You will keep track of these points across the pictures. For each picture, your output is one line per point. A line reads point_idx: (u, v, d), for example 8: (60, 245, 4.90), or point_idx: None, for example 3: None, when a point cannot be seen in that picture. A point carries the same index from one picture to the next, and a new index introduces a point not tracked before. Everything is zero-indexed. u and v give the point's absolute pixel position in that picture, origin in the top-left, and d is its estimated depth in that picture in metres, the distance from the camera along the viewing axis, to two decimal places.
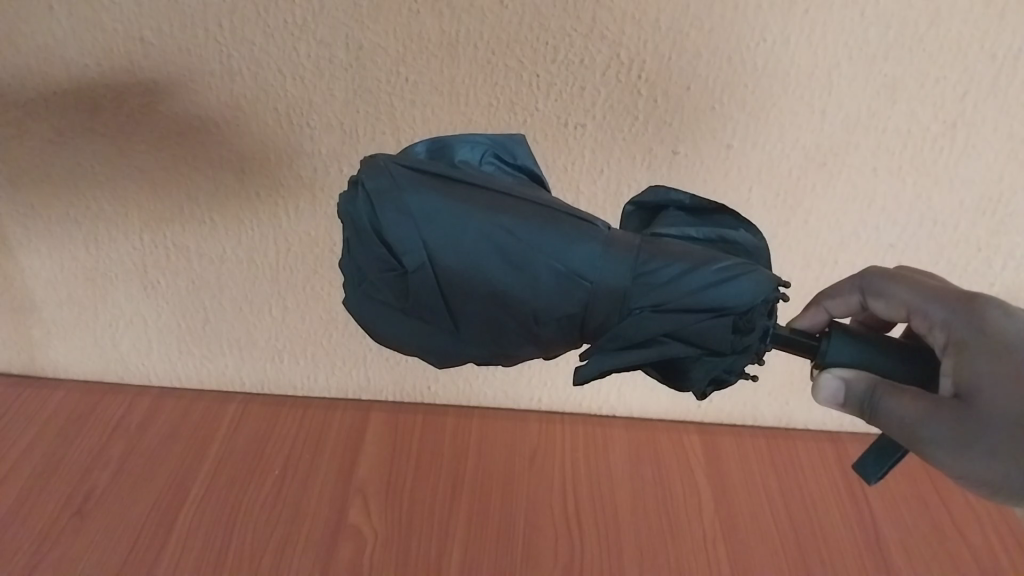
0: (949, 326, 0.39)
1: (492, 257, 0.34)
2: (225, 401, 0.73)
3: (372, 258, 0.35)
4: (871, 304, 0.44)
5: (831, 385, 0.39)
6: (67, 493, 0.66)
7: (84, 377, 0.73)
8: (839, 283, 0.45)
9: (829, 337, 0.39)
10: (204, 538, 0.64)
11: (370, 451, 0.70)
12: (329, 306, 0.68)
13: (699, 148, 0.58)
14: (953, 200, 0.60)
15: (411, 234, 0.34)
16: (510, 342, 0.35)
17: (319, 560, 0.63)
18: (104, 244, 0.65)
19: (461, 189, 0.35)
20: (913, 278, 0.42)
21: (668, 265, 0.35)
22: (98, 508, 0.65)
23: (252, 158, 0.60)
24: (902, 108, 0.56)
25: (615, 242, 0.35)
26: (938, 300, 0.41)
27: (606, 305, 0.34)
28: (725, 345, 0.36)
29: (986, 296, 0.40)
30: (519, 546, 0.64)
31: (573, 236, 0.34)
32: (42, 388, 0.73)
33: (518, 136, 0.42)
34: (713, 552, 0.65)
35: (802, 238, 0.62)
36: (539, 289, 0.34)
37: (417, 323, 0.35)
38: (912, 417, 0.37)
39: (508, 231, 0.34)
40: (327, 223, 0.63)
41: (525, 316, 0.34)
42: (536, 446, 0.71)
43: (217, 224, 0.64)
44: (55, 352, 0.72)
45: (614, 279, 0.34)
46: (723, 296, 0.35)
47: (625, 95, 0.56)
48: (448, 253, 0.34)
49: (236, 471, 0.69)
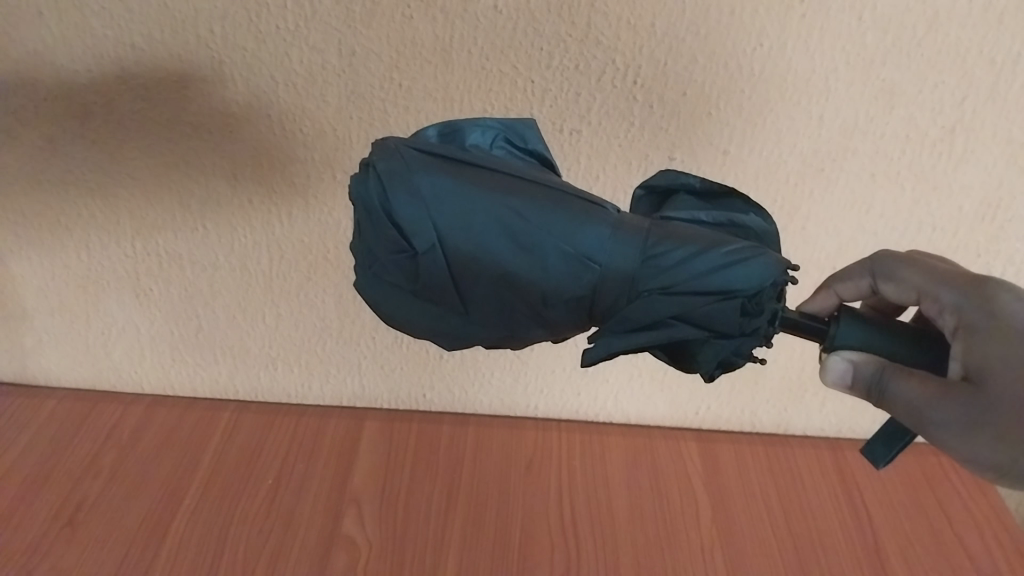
0: (959, 310, 0.39)
1: (501, 238, 0.34)
2: (217, 410, 0.72)
3: (381, 240, 0.35)
4: (880, 287, 0.44)
5: (838, 366, 0.39)
6: (58, 503, 0.65)
7: (75, 386, 0.72)
8: (850, 267, 0.45)
9: (837, 320, 0.39)
10: (195, 549, 0.63)
11: (365, 459, 0.69)
12: (323, 314, 0.67)
13: (695, 153, 0.58)
14: (952, 204, 0.60)
15: (420, 215, 0.34)
16: (518, 324, 0.36)
17: (314, 566, 0.62)
18: (95, 252, 0.64)
19: (470, 171, 0.35)
20: (922, 261, 0.42)
21: (677, 248, 0.35)
22: (88, 519, 0.64)
23: (245, 163, 0.60)
24: (900, 112, 0.56)
25: (624, 225, 0.35)
26: (948, 284, 0.40)
27: (615, 287, 0.35)
28: (733, 328, 0.36)
29: (995, 279, 0.40)
30: (514, 557, 0.63)
31: (582, 218, 0.35)
32: (33, 397, 0.72)
33: (529, 120, 0.42)
34: (710, 560, 0.64)
35: (800, 243, 0.62)
36: (548, 271, 0.35)
37: (428, 306, 0.36)
38: (918, 400, 0.37)
39: (516, 212, 0.35)
40: (320, 230, 0.63)
41: (534, 298, 0.35)
42: (533, 453, 0.70)
43: (210, 231, 0.63)
44: (45, 362, 0.71)
45: (622, 261, 0.35)
46: (731, 279, 0.35)
47: (621, 100, 0.56)
48: (457, 235, 0.34)
49: (229, 481, 0.67)
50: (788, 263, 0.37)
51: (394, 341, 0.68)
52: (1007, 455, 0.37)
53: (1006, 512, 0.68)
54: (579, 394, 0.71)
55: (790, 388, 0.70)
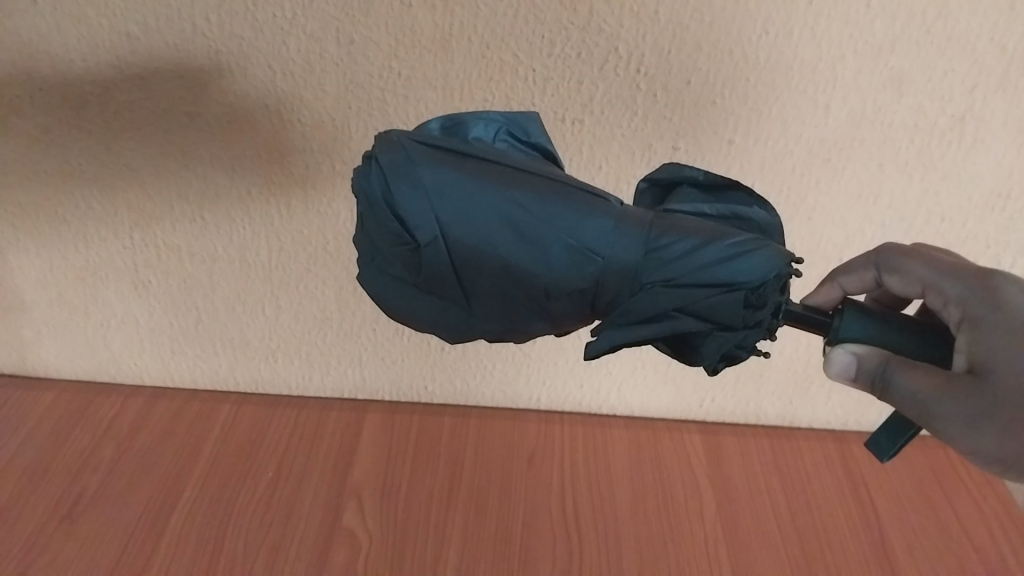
0: (965, 301, 0.39)
1: (503, 231, 0.34)
2: (217, 401, 0.72)
3: (384, 234, 0.35)
4: (886, 280, 0.43)
5: (842, 359, 0.38)
6: (57, 495, 0.65)
7: (75, 378, 0.72)
8: (854, 259, 0.45)
9: (842, 312, 0.39)
10: (196, 541, 0.63)
11: (366, 451, 0.69)
12: (324, 306, 0.67)
13: (700, 143, 0.58)
14: (961, 194, 0.60)
15: (421, 207, 0.34)
16: (521, 316, 0.36)
17: (315, 559, 0.62)
18: (93, 243, 0.64)
19: (472, 164, 0.35)
20: (927, 253, 0.42)
21: (680, 240, 0.35)
22: (88, 511, 0.64)
23: (244, 154, 0.59)
24: (908, 101, 0.56)
25: (626, 217, 0.35)
26: (954, 276, 0.40)
27: (617, 280, 0.34)
28: (736, 321, 0.35)
29: (1000, 271, 0.39)
30: (516, 550, 0.63)
31: (584, 211, 0.35)
32: (32, 388, 0.72)
33: (532, 113, 0.42)
34: (714, 551, 0.64)
35: (805, 234, 0.62)
36: (550, 264, 0.34)
37: (430, 299, 0.36)
38: (924, 393, 0.37)
39: (519, 205, 0.34)
40: (319, 221, 0.62)
41: (537, 291, 0.35)
42: (535, 445, 0.70)
43: (209, 223, 0.63)
44: (44, 353, 0.71)
45: (625, 254, 0.34)
46: (734, 271, 0.35)
47: (624, 88, 0.56)
48: (460, 227, 0.34)
49: (230, 473, 0.67)
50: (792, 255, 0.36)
51: (395, 333, 0.68)
52: (1013, 449, 0.37)
53: (1012, 504, 0.68)
54: (582, 386, 0.71)
55: (794, 379, 0.69)
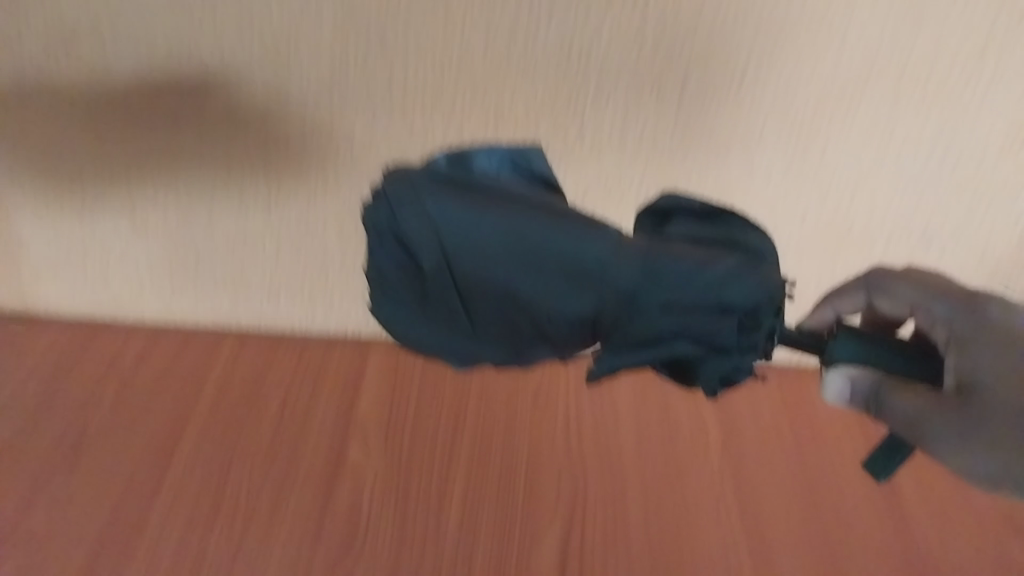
0: (953, 321, 0.40)
1: (505, 259, 0.36)
2: (219, 338, 0.70)
3: (389, 261, 0.36)
4: (876, 302, 0.45)
5: (835, 382, 0.40)
6: (49, 440, 0.62)
7: (72, 317, 0.69)
8: (845, 282, 0.46)
9: (835, 337, 0.40)
10: (197, 485, 0.60)
11: (371, 389, 0.67)
12: (325, 240, 0.64)
13: (709, 72, 0.55)
14: (978, 126, 0.56)
15: (425, 234, 0.35)
16: (525, 341, 0.37)
17: (315, 501, 0.59)
18: (65, 155, 0.60)
19: (475, 192, 0.36)
20: (916, 275, 0.44)
21: (675, 265, 0.36)
22: (81, 454, 0.61)
23: (228, 77, 0.56)
24: (929, 32, 0.52)
25: (624, 244, 0.37)
26: (942, 297, 0.42)
27: (616, 305, 0.36)
28: (732, 343, 0.36)
29: (987, 292, 0.41)
30: (521, 488, 0.60)
31: (583, 238, 0.36)
32: (26, 323, 0.69)
33: (534, 143, 0.43)
34: (725, 502, 0.61)
35: (817, 167, 0.59)
36: (550, 291, 0.36)
37: (435, 325, 0.37)
38: (915, 413, 0.38)
39: (520, 234, 0.36)
40: (320, 157, 0.59)
41: (538, 316, 0.36)
42: (535, 388, 0.67)
43: (204, 153, 0.60)
44: (38, 289, 0.68)
45: (622, 279, 0.36)
46: (728, 295, 0.36)
47: (631, 19, 0.52)
48: (463, 255, 0.35)
49: (228, 423, 0.64)
50: (784, 280, 0.38)
51: None
52: (1007, 465, 0.38)
53: None
54: None
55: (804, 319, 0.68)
